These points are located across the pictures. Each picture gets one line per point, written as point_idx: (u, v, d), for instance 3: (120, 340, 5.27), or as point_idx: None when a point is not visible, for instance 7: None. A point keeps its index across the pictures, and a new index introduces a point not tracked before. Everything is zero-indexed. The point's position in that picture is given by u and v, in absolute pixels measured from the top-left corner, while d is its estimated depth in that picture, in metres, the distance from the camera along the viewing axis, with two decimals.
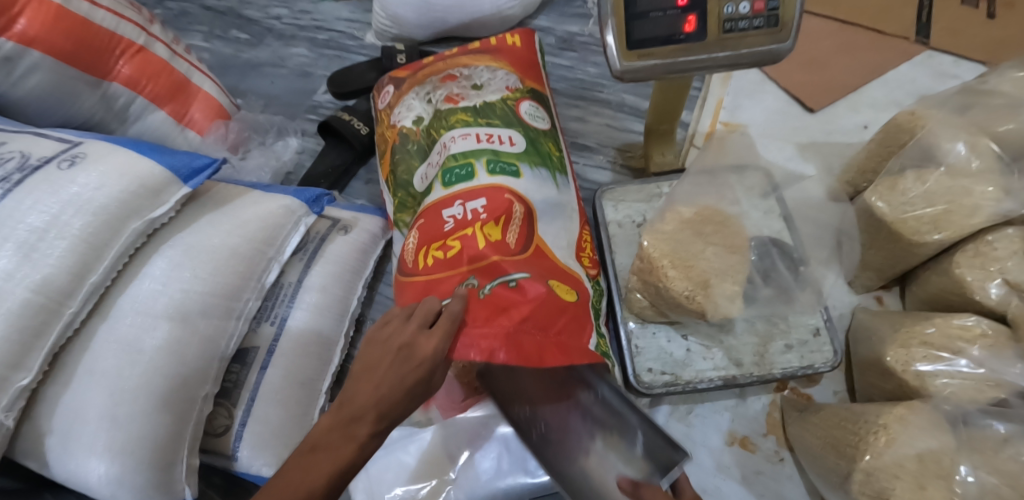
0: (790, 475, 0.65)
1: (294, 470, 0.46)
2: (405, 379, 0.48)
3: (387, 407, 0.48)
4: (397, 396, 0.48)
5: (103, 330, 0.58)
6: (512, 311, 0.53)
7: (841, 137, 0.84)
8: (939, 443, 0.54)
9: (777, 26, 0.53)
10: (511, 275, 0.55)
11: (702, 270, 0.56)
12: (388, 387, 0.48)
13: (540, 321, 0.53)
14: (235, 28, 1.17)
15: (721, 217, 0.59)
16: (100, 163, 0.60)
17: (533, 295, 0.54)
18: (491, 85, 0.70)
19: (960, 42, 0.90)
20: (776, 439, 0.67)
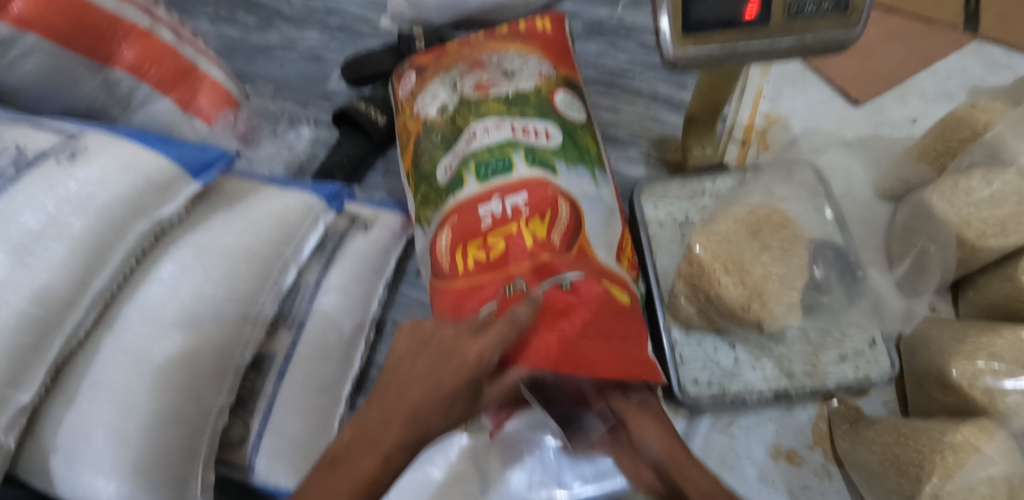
0: (838, 491, 0.61)
1: (311, 486, 0.41)
2: (445, 387, 0.43)
3: (418, 420, 0.43)
4: (432, 408, 0.43)
5: (109, 339, 0.54)
6: (572, 314, 0.49)
7: (889, 130, 0.79)
8: (1014, 466, 0.49)
9: (846, 11, 0.48)
10: (565, 276, 0.51)
11: (759, 276, 0.51)
12: (422, 396, 0.43)
13: (601, 325, 0.49)
14: (243, 10, 1.12)
15: (778, 218, 0.55)
16: (102, 156, 0.56)
17: (591, 296, 0.50)
18: (523, 72, 0.66)
19: (1013, 31, 0.85)
20: (824, 452, 0.63)
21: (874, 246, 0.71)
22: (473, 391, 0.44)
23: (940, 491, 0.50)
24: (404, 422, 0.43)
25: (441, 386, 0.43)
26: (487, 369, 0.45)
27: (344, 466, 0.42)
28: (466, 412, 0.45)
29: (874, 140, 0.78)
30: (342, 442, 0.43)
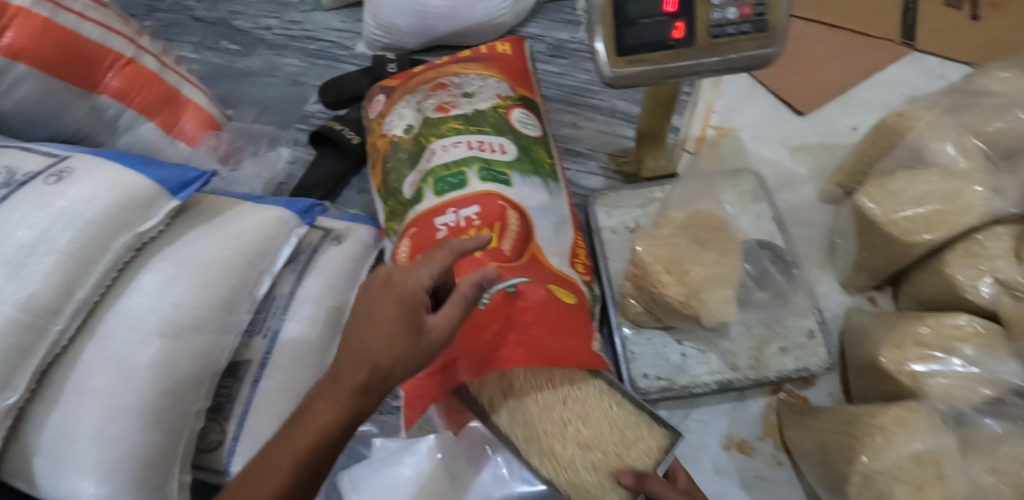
0: (789, 480, 0.65)
1: (287, 437, 0.46)
2: (378, 338, 0.45)
3: (360, 374, 0.45)
4: (370, 357, 0.45)
5: (92, 347, 0.57)
6: (517, 318, 0.54)
7: (834, 139, 0.84)
8: (938, 444, 0.53)
9: (764, 31, 0.53)
10: (511, 281, 0.55)
11: (696, 276, 0.55)
12: (362, 350, 0.45)
13: (547, 326, 0.54)
14: (226, 38, 1.17)
15: (716, 221, 0.59)
16: (87, 176, 0.60)
17: (535, 300, 0.55)
18: (483, 93, 0.70)
19: (948, 44, 0.91)
20: (774, 442, 0.66)
21: (819, 248, 0.76)
22: (407, 327, 0.45)
23: (870, 470, 0.53)
24: (349, 376, 0.45)
25: (374, 337, 0.45)
26: (417, 300, 0.45)
27: (304, 421, 0.46)
28: (408, 354, 0.45)
29: (819, 148, 0.83)
30: (306, 402, 0.47)
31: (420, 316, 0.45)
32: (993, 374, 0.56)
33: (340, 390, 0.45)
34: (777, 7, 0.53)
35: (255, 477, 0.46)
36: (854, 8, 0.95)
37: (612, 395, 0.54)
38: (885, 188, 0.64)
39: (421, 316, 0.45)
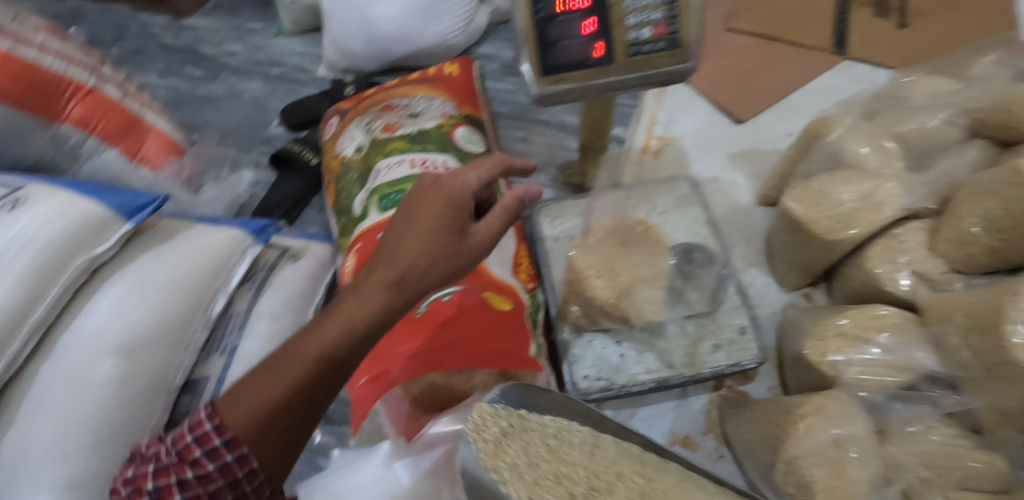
0: (731, 470, 0.67)
1: (316, 329, 0.45)
2: (416, 242, 0.46)
3: (390, 272, 0.45)
4: (404, 261, 0.46)
5: (48, 367, 0.59)
6: (450, 323, 0.60)
7: (770, 144, 0.88)
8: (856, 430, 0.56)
9: (679, 47, 0.56)
10: (444, 290, 0.61)
11: (626, 279, 0.59)
12: (397, 253, 0.46)
13: (479, 327, 0.60)
14: (191, 64, 1.19)
15: (643, 226, 0.63)
16: (42, 204, 0.62)
17: (467, 305, 0.61)
18: (428, 113, 0.74)
19: (877, 50, 0.96)
20: (715, 436, 0.69)
21: (755, 249, 0.80)
22: (447, 234, 0.47)
23: (792, 456, 0.56)
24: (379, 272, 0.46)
25: (413, 237, 0.46)
26: (460, 213, 0.48)
27: (336, 312, 0.45)
28: (444, 259, 0.46)
29: (756, 154, 0.87)
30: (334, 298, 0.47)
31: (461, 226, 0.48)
32: (907, 361, 0.59)
33: (370, 286, 0.45)
34: (690, 24, 0.56)
35: (273, 369, 0.45)
36: (789, 21, 1.00)
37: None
38: (808, 191, 0.68)
39: (461, 227, 0.48)
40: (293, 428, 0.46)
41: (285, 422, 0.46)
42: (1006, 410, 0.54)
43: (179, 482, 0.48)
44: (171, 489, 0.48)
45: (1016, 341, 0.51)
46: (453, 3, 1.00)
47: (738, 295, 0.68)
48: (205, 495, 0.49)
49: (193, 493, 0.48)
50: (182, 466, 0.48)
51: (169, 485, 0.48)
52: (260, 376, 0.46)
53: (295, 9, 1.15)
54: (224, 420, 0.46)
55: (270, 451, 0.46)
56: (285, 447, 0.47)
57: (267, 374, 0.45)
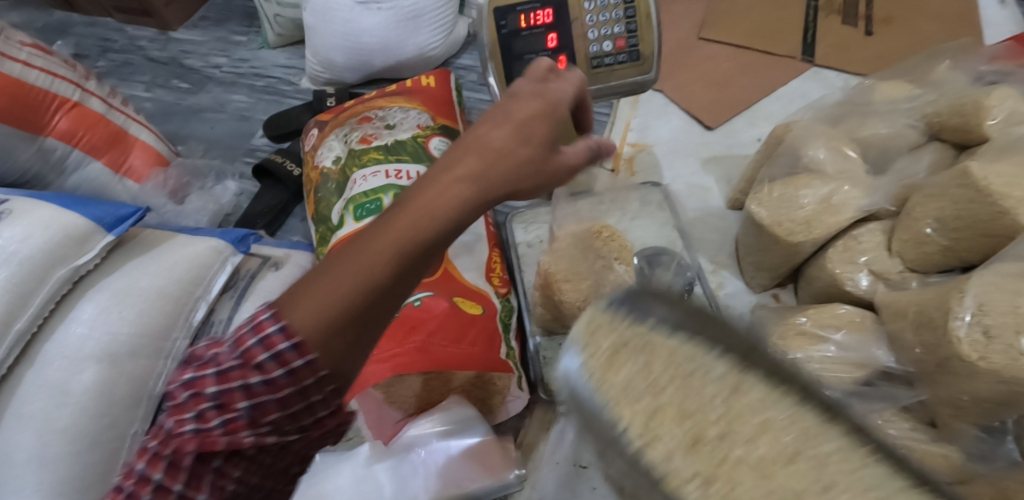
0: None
1: (400, 215, 0.43)
2: (495, 146, 0.47)
3: (469, 173, 0.45)
4: (483, 163, 0.46)
5: (31, 375, 0.61)
6: (421, 327, 0.61)
7: (739, 150, 0.91)
8: None
9: (639, 60, 0.59)
10: (416, 296, 0.64)
11: (592, 282, 0.62)
12: (475, 156, 0.46)
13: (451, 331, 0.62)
14: (177, 77, 1.21)
15: (612, 232, 0.66)
16: (25, 217, 0.64)
17: (437, 311, 0.63)
18: (404, 124, 0.77)
19: (844, 58, 0.98)
20: None
21: (726, 252, 0.82)
22: (537, 145, 0.48)
23: None
24: (458, 172, 0.45)
25: (489, 141, 0.47)
26: (535, 126, 0.49)
27: (421, 201, 0.44)
28: (520, 166, 0.47)
29: (726, 159, 0.90)
30: (406, 197, 0.45)
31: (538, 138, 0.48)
32: (863, 358, 0.62)
33: (449, 181, 0.45)
34: (649, 39, 0.59)
35: (355, 249, 0.42)
36: (760, 30, 1.03)
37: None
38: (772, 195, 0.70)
39: (553, 141, 0.49)
40: (363, 333, 0.42)
41: (359, 320, 0.41)
42: (958, 405, 0.55)
43: (242, 388, 0.43)
44: (234, 395, 0.42)
45: (958, 336, 0.52)
46: (432, 16, 1.02)
47: (704, 296, 0.70)
48: (264, 408, 0.43)
49: (258, 401, 0.43)
50: (245, 371, 0.42)
51: (230, 392, 0.42)
52: (331, 269, 0.42)
53: (279, 23, 1.17)
54: (291, 316, 0.41)
55: (336, 357, 0.42)
56: (351, 357, 0.42)
57: (341, 266, 0.42)
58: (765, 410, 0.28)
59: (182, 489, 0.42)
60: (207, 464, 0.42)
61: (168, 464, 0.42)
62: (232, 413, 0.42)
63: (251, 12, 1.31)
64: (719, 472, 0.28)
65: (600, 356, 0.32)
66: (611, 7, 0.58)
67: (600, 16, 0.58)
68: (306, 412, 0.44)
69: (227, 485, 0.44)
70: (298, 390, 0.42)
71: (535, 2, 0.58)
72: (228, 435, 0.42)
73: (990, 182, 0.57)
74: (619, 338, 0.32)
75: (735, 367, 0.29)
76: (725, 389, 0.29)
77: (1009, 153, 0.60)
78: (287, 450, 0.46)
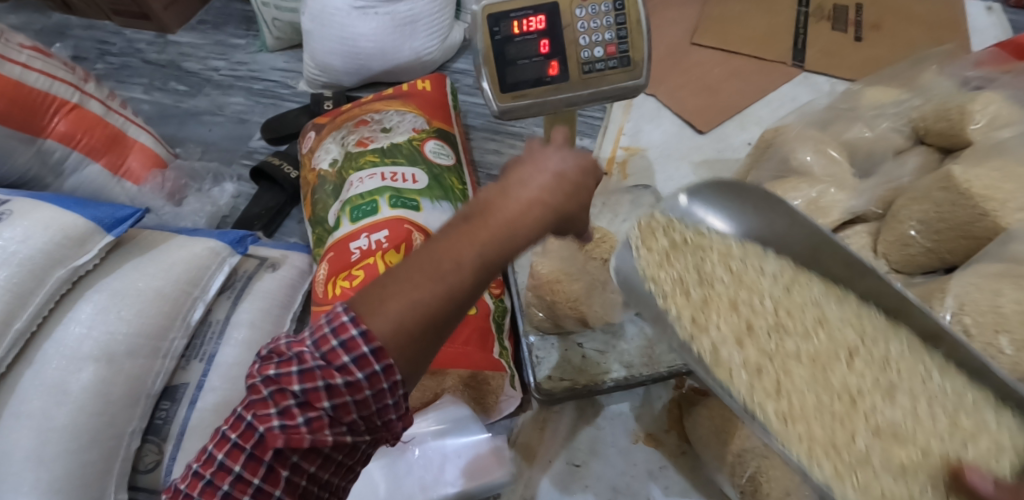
0: (692, 467, 0.66)
1: (479, 231, 0.46)
2: (563, 168, 0.49)
3: (538, 193, 0.48)
4: (552, 185, 0.48)
5: (30, 374, 0.61)
6: None
7: (730, 154, 0.92)
8: None
9: (630, 66, 0.60)
10: None
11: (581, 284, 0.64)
12: (543, 175, 0.48)
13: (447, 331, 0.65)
14: (175, 79, 1.22)
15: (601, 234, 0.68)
16: (25, 218, 0.65)
17: None
18: (400, 128, 0.78)
19: (834, 63, 1.00)
20: (677, 434, 0.68)
21: None
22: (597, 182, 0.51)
23: (742, 448, 0.59)
24: (526, 190, 0.48)
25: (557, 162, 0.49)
26: (594, 152, 0.52)
27: (499, 219, 0.46)
28: (582, 189, 0.50)
29: (718, 163, 0.91)
30: (474, 208, 0.47)
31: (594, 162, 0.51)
32: None
33: (524, 203, 0.47)
34: (639, 45, 0.60)
35: (441, 261, 0.45)
36: (752, 36, 1.05)
37: (918, 353, 0.50)
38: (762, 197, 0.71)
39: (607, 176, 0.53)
40: (433, 341, 0.46)
41: (432, 329, 0.45)
42: None
43: (326, 388, 0.44)
44: (319, 394, 0.44)
45: None
46: (427, 22, 1.03)
47: None
48: (344, 409, 0.44)
49: (340, 401, 0.44)
50: (329, 373, 0.44)
51: (315, 390, 0.44)
52: (408, 278, 0.45)
53: (276, 26, 1.19)
54: (372, 322, 0.44)
55: (410, 362, 0.45)
56: (422, 361, 0.46)
57: (418, 277, 0.45)
58: (811, 295, 0.54)
59: (260, 482, 0.44)
60: (286, 459, 0.44)
61: (250, 455, 0.44)
62: (316, 411, 0.44)
63: (248, 16, 1.33)
64: (745, 333, 0.52)
65: (655, 253, 0.56)
66: (601, 14, 0.60)
67: (591, 22, 0.59)
68: (381, 415, 0.46)
69: (303, 481, 0.45)
70: (379, 391, 0.45)
71: (527, 8, 0.59)
72: (313, 432, 0.44)
73: (971, 185, 0.59)
74: (671, 242, 0.57)
75: (787, 268, 0.55)
76: (779, 279, 0.54)
77: (991, 157, 0.61)
78: (361, 452, 0.48)
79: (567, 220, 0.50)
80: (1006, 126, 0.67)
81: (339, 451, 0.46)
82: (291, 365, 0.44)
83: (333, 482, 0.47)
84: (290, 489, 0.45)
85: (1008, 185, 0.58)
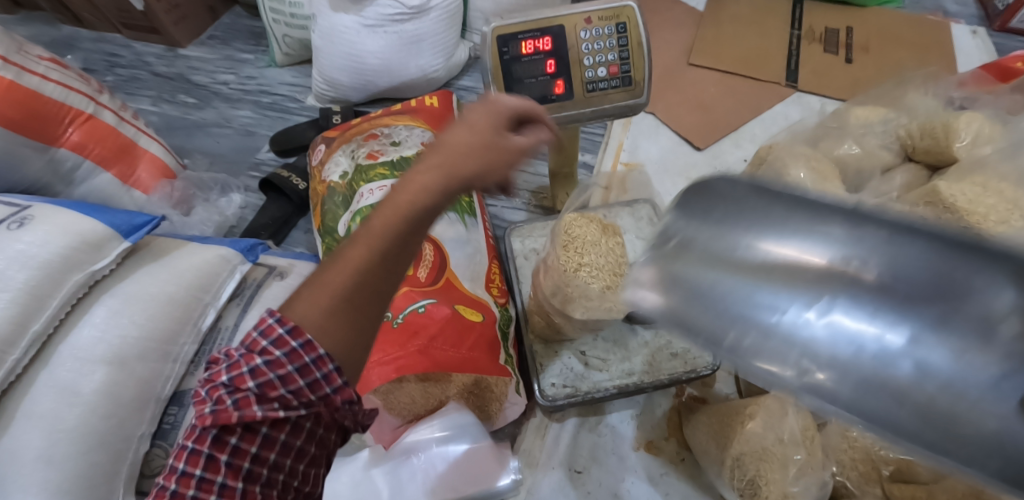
0: (691, 474, 0.68)
1: (377, 216, 0.51)
2: (457, 143, 0.51)
3: (432, 168, 0.51)
4: (447, 156, 0.51)
5: (43, 376, 0.63)
6: (422, 332, 0.66)
7: (725, 170, 0.95)
8: (806, 421, 0.60)
9: (631, 85, 0.63)
10: (420, 302, 0.68)
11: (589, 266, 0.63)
12: (437, 154, 0.51)
13: (450, 337, 0.67)
14: (184, 92, 1.25)
15: (616, 233, 0.66)
16: (45, 223, 0.67)
17: (439, 316, 0.67)
18: (408, 142, 0.81)
19: (825, 83, 1.04)
20: (677, 442, 0.70)
21: None
22: (487, 143, 0.51)
23: (741, 451, 0.60)
24: (422, 169, 0.51)
25: (455, 140, 0.52)
26: (503, 116, 0.53)
27: (393, 199, 0.51)
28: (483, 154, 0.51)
29: None
30: (384, 197, 0.52)
31: (496, 129, 0.52)
32: None
33: (415, 179, 0.51)
34: (640, 66, 0.63)
35: (347, 250, 0.51)
36: (746, 57, 1.08)
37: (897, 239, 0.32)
38: None
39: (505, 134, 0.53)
40: (358, 320, 0.50)
41: (350, 307, 0.50)
42: None
43: (249, 371, 0.49)
44: (243, 377, 0.49)
45: None
46: (433, 41, 1.06)
47: None
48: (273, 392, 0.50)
49: (264, 379, 0.49)
50: (250, 357, 0.50)
51: (241, 375, 0.49)
52: (323, 275, 0.50)
53: (286, 42, 1.22)
54: (296, 311, 0.50)
55: (337, 341, 0.49)
56: (350, 340, 0.50)
57: (332, 268, 0.50)
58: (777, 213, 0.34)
59: (202, 472, 0.49)
60: (224, 443, 0.50)
61: (191, 453, 0.49)
62: (244, 392, 0.49)
63: (257, 32, 1.36)
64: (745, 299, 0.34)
65: (591, 228, 0.65)
66: (605, 36, 0.62)
67: (596, 44, 0.62)
68: (313, 390, 0.50)
69: (246, 463, 0.50)
70: (301, 367, 0.49)
71: (535, 30, 0.62)
72: (241, 409, 0.49)
73: (956, 200, 0.62)
74: (594, 230, 0.65)
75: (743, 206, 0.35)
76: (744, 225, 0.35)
77: (972, 174, 0.65)
78: (302, 432, 0.54)
79: (473, 184, 0.51)
80: (988, 143, 0.70)
81: (279, 431, 0.52)
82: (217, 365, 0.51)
83: (280, 463, 0.53)
84: (232, 471, 0.50)
85: (990, 199, 0.61)
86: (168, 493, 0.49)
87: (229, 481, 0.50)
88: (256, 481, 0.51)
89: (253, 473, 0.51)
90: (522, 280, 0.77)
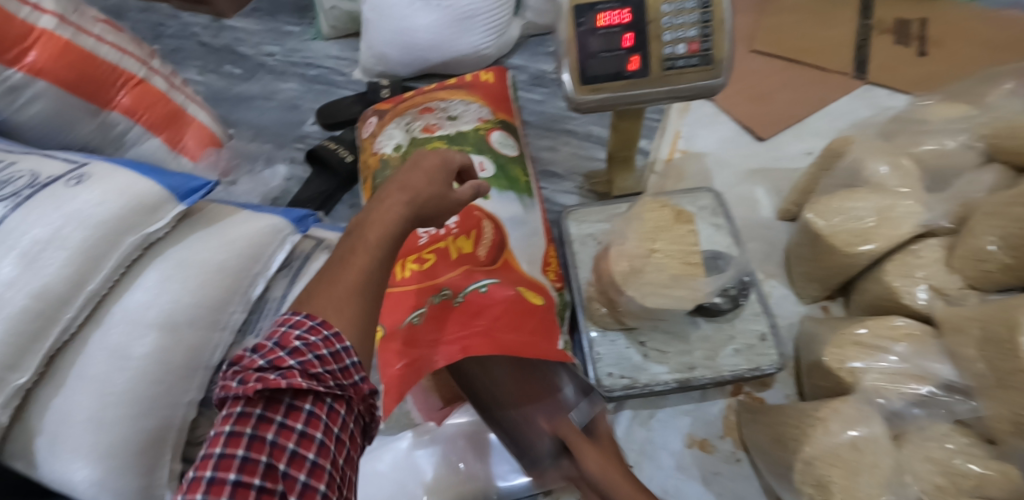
0: (747, 476, 0.66)
1: (363, 235, 0.52)
2: (415, 183, 0.57)
3: (404, 198, 0.55)
4: (409, 190, 0.56)
5: (96, 337, 0.62)
6: (485, 313, 0.65)
7: (788, 163, 0.91)
8: (872, 432, 0.56)
9: (710, 64, 0.60)
10: (482, 282, 0.67)
11: (657, 253, 0.60)
12: (399, 190, 0.56)
13: (513, 319, 0.65)
14: (230, 63, 1.24)
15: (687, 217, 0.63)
16: (102, 182, 0.66)
17: (500, 297, 0.66)
18: (465, 117, 0.80)
19: (897, 76, 0.99)
20: (732, 440, 0.67)
21: (775, 261, 0.81)
22: (439, 184, 0.58)
23: (811, 456, 0.56)
24: (396, 201, 0.55)
25: (416, 183, 0.57)
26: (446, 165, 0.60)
27: (372, 223, 0.53)
28: (440, 199, 0.58)
29: (776, 172, 0.90)
30: (359, 223, 0.54)
31: (445, 183, 0.59)
32: (921, 369, 0.60)
33: (389, 208, 0.54)
34: (722, 44, 0.59)
35: (338, 268, 0.50)
36: (811, 46, 1.04)
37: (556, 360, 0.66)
38: (829, 206, 0.69)
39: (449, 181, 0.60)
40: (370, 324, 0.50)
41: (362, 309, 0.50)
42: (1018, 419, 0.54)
43: (289, 353, 0.46)
44: (282, 357, 0.46)
45: None
46: (485, 17, 1.03)
47: (759, 303, 0.71)
48: (316, 369, 0.46)
49: (304, 357, 0.46)
50: (286, 337, 0.47)
51: (280, 356, 0.46)
52: (327, 289, 0.49)
53: (334, 15, 1.20)
54: (314, 304, 0.49)
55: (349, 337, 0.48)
56: (365, 324, 0.49)
57: (330, 281, 0.50)
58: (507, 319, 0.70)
59: (245, 452, 0.43)
60: (269, 421, 0.44)
61: (230, 435, 0.43)
62: (285, 368, 0.45)
63: (303, 5, 1.34)
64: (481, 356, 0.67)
65: (665, 213, 0.63)
66: (687, 9, 0.58)
67: (677, 18, 0.58)
68: (348, 375, 0.48)
69: (290, 444, 0.44)
70: (335, 352, 0.47)
71: (614, 1, 0.59)
72: (287, 379, 0.45)
73: None
74: (670, 213, 0.63)
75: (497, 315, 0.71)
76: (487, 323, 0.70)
77: None
78: (342, 420, 0.48)
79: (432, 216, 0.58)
80: None
81: (321, 410, 0.47)
82: (245, 352, 0.47)
83: (328, 450, 0.46)
84: (278, 452, 0.44)
85: None
86: (199, 496, 0.41)
87: (274, 462, 0.43)
88: (303, 467, 0.44)
89: (298, 455, 0.44)
90: (580, 267, 0.75)
